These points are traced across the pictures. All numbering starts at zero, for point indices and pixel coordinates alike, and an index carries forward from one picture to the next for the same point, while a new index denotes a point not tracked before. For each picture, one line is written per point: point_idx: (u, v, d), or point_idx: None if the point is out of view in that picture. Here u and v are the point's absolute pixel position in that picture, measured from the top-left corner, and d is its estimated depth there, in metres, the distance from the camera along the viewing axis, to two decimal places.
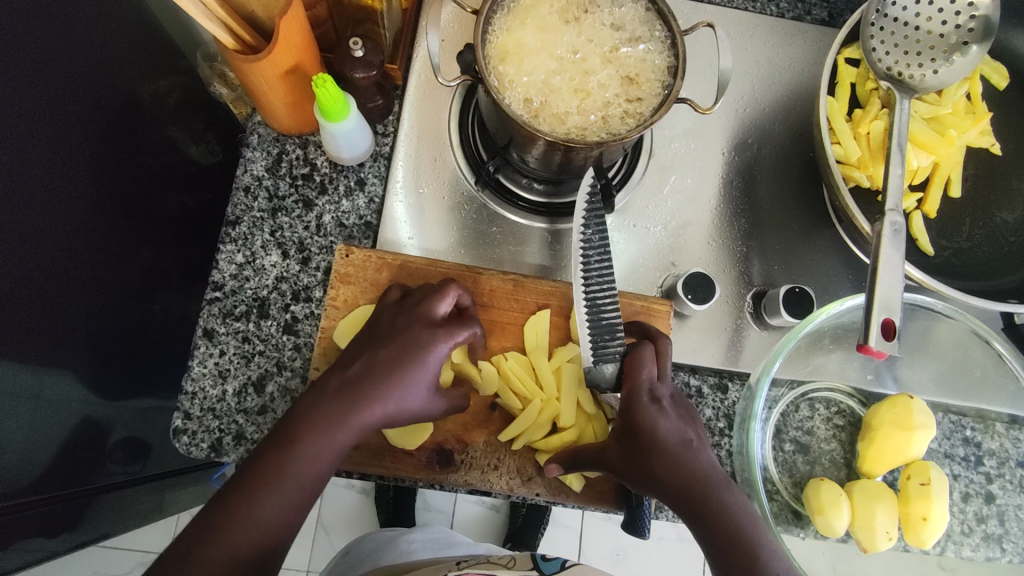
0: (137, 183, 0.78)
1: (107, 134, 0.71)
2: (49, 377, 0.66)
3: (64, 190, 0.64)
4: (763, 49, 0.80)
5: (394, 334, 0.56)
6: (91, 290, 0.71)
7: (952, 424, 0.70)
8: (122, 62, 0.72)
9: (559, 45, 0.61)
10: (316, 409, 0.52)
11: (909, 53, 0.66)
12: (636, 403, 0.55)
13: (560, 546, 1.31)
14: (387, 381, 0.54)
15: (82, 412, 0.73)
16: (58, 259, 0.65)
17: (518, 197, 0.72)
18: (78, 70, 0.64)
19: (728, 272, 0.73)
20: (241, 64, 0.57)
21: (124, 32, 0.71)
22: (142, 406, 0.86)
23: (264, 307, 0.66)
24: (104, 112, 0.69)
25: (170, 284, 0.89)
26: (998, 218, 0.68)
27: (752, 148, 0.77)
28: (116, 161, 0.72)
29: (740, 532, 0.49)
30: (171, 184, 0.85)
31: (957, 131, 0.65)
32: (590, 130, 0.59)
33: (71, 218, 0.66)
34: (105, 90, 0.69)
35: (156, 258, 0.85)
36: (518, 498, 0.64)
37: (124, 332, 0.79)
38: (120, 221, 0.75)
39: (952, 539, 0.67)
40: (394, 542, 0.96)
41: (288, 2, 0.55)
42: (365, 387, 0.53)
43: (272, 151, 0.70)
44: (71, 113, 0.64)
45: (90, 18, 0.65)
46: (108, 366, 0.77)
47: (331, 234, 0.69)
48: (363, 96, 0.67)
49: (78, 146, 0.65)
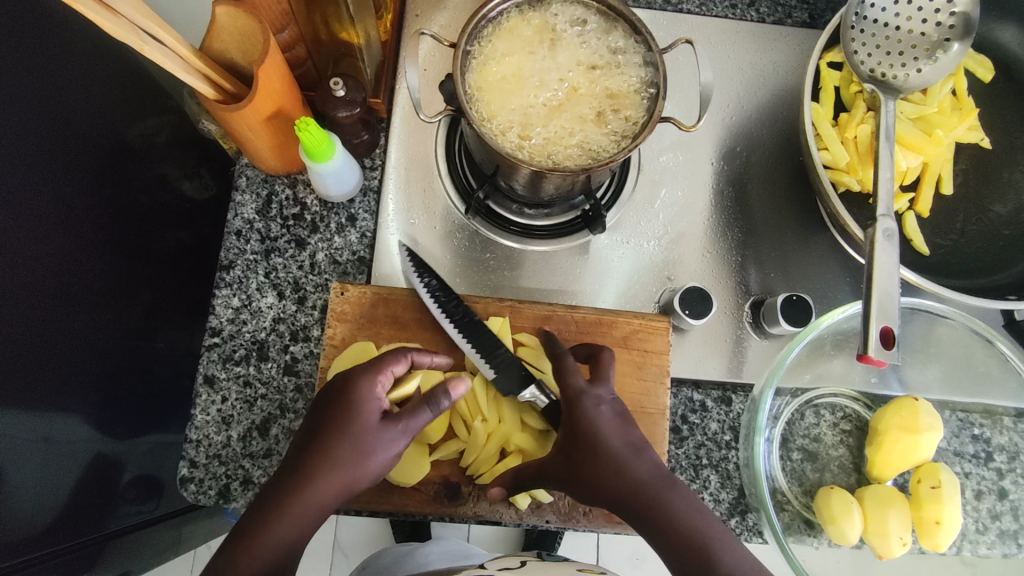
0: (131, 222, 0.77)
1: (99, 178, 0.71)
2: (57, 426, 0.66)
3: (59, 239, 0.65)
4: (745, 55, 0.80)
5: (343, 396, 0.54)
6: (94, 336, 0.71)
7: (959, 422, 0.69)
8: (107, 104, 0.71)
9: (538, 72, 0.61)
10: (272, 502, 0.49)
11: (891, 53, 0.66)
12: (579, 396, 0.55)
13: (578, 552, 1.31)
14: (348, 434, 0.52)
15: (97, 456, 0.74)
16: (56, 308, 0.65)
17: (510, 221, 0.72)
18: (62, 118, 0.64)
19: (725, 282, 0.73)
20: (222, 113, 0.57)
21: (108, 76, 0.72)
22: (152, 444, 0.86)
23: (263, 350, 0.66)
24: (94, 157, 0.70)
25: (171, 320, 0.89)
26: (992, 212, 0.68)
27: (741, 156, 0.77)
28: (110, 205, 0.73)
29: (691, 532, 0.48)
30: (166, 221, 0.85)
31: (944, 130, 0.65)
32: (578, 153, 0.59)
33: (66, 267, 0.66)
34: (94, 136, 0.69)
35: (157, 296, 0.84)
36: (528, 525, 0.64)
37: (129, 373, 0.79)
38: (117, 265, 0.75)
39: (966, 538, 0.66)
40: (411, 554, 0.95)
41: (265, 49, 0.55)
42: (313, 469, 0.51)
43: (261, 193, 0.70)
44: (61, 162, 0.64)
45: (69, 65, 0.65)
46: (114, 408, 0.76)
47: (325, 272, 0.69)
48: (349, 132, 0.67)
49: (68, 193, 0.65)
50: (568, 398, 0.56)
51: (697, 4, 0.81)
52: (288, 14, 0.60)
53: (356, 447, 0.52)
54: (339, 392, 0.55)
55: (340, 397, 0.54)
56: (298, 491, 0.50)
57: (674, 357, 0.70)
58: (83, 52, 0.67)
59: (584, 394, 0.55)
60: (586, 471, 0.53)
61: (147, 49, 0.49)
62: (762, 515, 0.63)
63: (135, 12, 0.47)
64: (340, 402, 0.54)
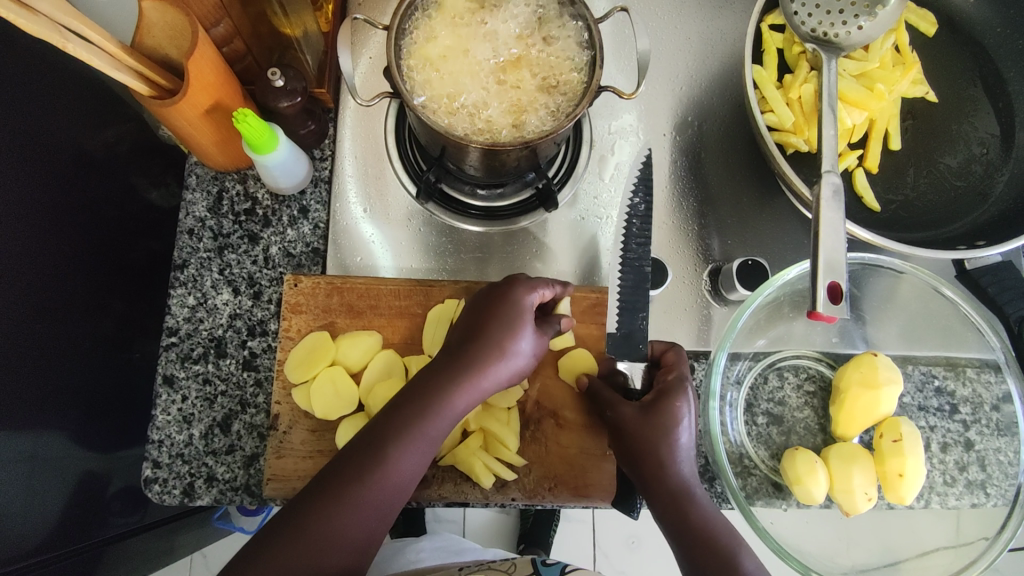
0: (103, 234, 0.76)
1: (64, 189, 0.69)
2: (36, 441, 0.66)
3: (28, 252, 0.64)
4: (693, 25, 0.80)
5: (461, 355, 0.55)
6: (70, 349, 0.70)
7: (922, 376, 0.69)
8: (68, 115, 0.69)
9: (473, 50, 0.60)
10: (358, 453, 0.52)
11: (831, 12, 0.65)
12: (675, 392, 0.57)
13: (574, 549, 1.30)
14: (433, 408, 0.54)
15: (79, 469, 0.73)
16: (29, 321, 0.64)
17: (468, 205, 0.72)
18: (23, 128, 0.63)
19: (685, 251, 0.73)
20: (159, 109, 0.56)
21: (66, 84, 0.69)
22: (140, 455, 0.85)
23: (221, 346, 0.66)
24: (59, 167, 0.68)
25: (151, 331, 0.86)
26: (942, 164, 0.68)
27: (694, 126, 0.77)
28: (79, 215, 0.71)
29: (712, 534, 0.53)
30: (139, 231, 0.82)
31: (887, 85, 0.65)
32: (524, 128, 0.59)
33: (38, 279, 0.65)
34: (58, 146, 0.68)
35: (137, 306, 0.83)
36: (496, 505, 0.64)
37: (111, 386, 0.77)
38: (91, 277, 0.73)
39: (935, 491, 0.67)
40: (401, 551, 0.88)
41: (195, 41, 0.54)
42: (404, 413, 0.54)
43: (212, 190, 0.70)
44: (24, 174, 0.63)
45: (25, 72, 0.63)
46: (97, 421, 0.75)
47: (279, 265, 0.69)
48: (293, 123, 0.67)
49: (33, 205, 0.64)
50: (659, 392, 0.57)
51: None
52: (221, 8, 0.59)
53: (440, 422, 0.54)
54: (450, 357, 0.56)
55: (447, 363, 0.56)
56: (367, 466, 0.51)
57: None
58: (40, 59, 0.66)
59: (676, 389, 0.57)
60: (631, 451, 0.56)
61: (70, 47, 0.48)
62: (724, 481, 0.63)
63: (53, 9, 0.47)
64: (432, 375, 0.55)
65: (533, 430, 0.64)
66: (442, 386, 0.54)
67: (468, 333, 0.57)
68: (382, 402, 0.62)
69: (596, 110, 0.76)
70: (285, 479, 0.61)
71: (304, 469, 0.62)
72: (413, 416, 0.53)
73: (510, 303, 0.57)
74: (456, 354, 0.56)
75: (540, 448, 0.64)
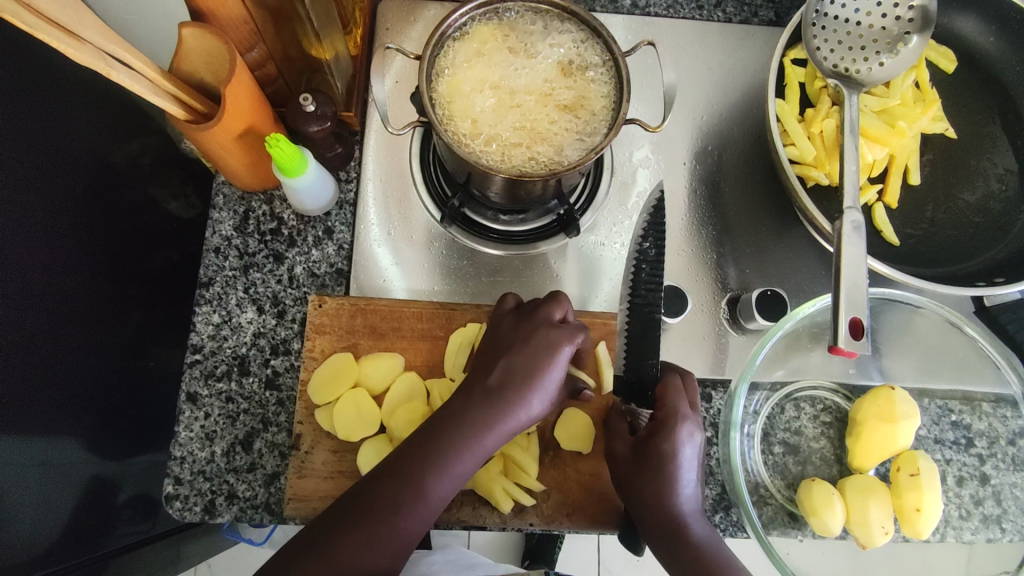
0: (124, 245, 0.77)
1: (87, 200, 0.70)
2: (51, 450, 0.66)
3: (49, 262, 0.65)
4: (714, 55, 0.81)
5: (500, 392, 0.55)
6: (87, 358, 0.71)
7: (939, 409, 0.69)
8: (94, 129, 0.71)
9: (501, 79, 0.62)
10: (389, 481, 0.52)
11: (854, 48, 0.67)
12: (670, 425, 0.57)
13: (578, 566, 1.30)
14: (468, 443, 0.53)
15: (91, 477, 0.74)
16: (48, 331, 0.65)
17: (489, 228, 0.73)
18: (49, 140, 0.64)
19: (703, 278, 0.73)
20: (194, 133, 0.57)
21: (92, 97, 0.70)
22: (152, 463, 0.85)
23: (244, 365, 0.67)
24: (82, 179, 0.69)
25: (168, 341, 0.87)
26: (960, 200, 0.69)
27: (713, 155, 0.78)
28: (101, 226, 0.72)
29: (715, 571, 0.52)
30: (158, 241, 0.83)
31: (907, 121, 0.66)
32: (567, 153, 0.60)
33: (58, 289, 0.66)
34: (82, 158, 0.69)
35: (153, 315, 0.83)
36: (513, 530, 0.64)
37: (126, 396, 0.78)
38: (109, 287, 0.74)
39: (950, 524, 0.67)
40: (413, 564, 0.86)
41: (232, 69, 0.55)
42: (438, 445, 0.53)
43: (238, 210, 0.71)
44: (49, 185, 0.64)
45: (52, 86, 0.64)
46: (110, 429, 0.76)
47: (304, 285, 0.70)
48: (321, 146, 0.69)
49: (57, 216, 0.65)
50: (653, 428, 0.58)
51: (664, 7, 0.82)
52: (256, 34, 0.60)
53: (472, 458, 0.54)
54: (489, 393, 0.55)
55: (484, 398, 0.55)
56: (403, 499, 0.52)
57: None
58: (68, 73, 0.67)
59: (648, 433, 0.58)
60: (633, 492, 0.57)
61: (115, 75, 0.49)
62: (742, 511, 0.63)
63: (99, 37, 0.48)
64: (468, 409, 0.55)
65: (551, 455, 0.65)
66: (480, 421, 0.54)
67: (509, 369, 0.56)
68: (404, 424, 0.62)
69: (617, 138, 0.77)
70: (306, 499, 0.62)
71: (324, 489, 0.62)
72: (447, 448, 0.53)
73: (547, 346, 0.57)
74: (496, 389, 0.55)
75: (559, 473, 0.64)
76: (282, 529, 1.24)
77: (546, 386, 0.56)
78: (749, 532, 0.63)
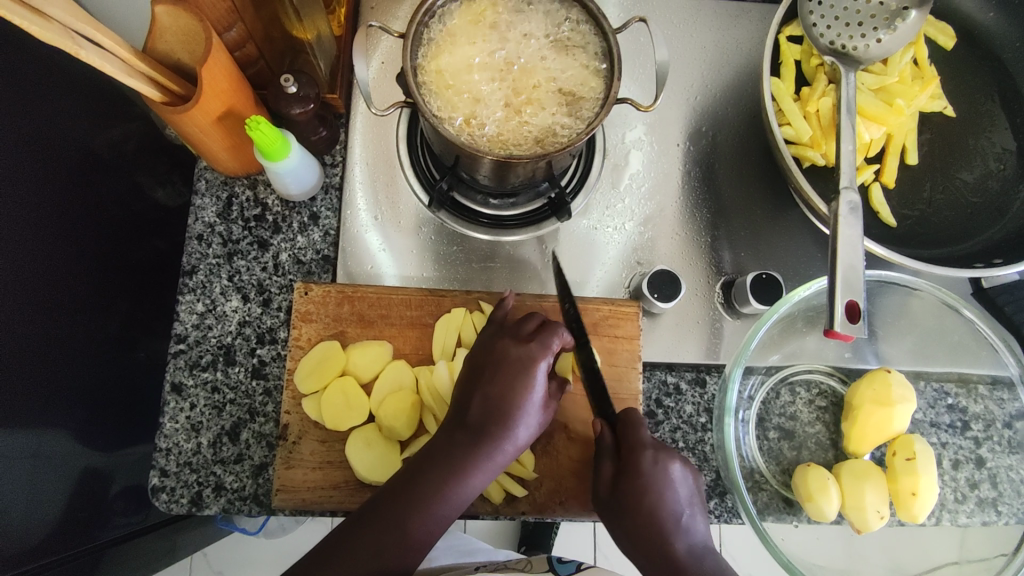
0: (109, 234, 0.75)
1: (69, 188, 0.68)
2: (40, 444, 0.65)
3: (32, 252, 0.63)
4: (707, 34, 0.79)
5: (482, 425, 0.55)
6: (74, 350, 0.69)
7: (935, 393, 0.69)
8: (73, 115, 0.68)
9: (486, 58, 0.60)
10: (378, 514, 0.52)
11: (850, 24, 0.65)
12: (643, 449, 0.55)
13: (575, 552, 1.30)
14: (454, 483, 0.53)
15: (82, 471, 0.72)
16: (33, 323, 0.63)
17: (479, 214, 0.71)
18: (27, 126, 0.62)
19: (698, 263, 0.72)
20: (171, 116, 0.55)
21: (69, 80, 0.68)
22: (143, 454, 0.84)
23: (230, 354, 0.65)
24: (64, 167, 0.67)
25: (156, 331, 0.85)
26: (958, 180, 0.68)
27: (708, 136, 0.76)
28: (84, 214, 0.70)
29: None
30: (144, 230, 0.81)
31: (906, 100, 0.65)
32: (556, 134, 0.59)
33: (42, 280, 0.64)
34: (62, 145, 0.67)
35: (141, 305, 0.81)
36: (505, 518, 0.63)
37: (116, 387, 0.76)
38: (95, 277, 0.72)
39: (946, 508, 0.66)
40: None
41: (208, 48, 0.53)
42: (424, 477, 0.53)
43: (221, 196, 0.69)
44: (29, 172, 0.62)
45: (28, 69, 0.62)
46: (100, 421, 0.74)
47: (289, 272, 0.68)
48: (304, 129, 0.67)
49: (38, 204, 0.63)
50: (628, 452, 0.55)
51: None
52: (234, 13, 0.58)
53: (461, 491, 0.54)
54: (472, 428, 0.55)
55: (468, 436, 0.55)
56: (389, 541, 0.51)
57: (645, 343, 0.69)
58: (44, 55, 0.64)
59: (653, 448, 0.55)
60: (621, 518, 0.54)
61: (83, 53, 0.47)
62: (736, 497, 0.62)
63: (67, 16, 0.46)
64: (451, 445, 0.55)
65: (543, 442, 0.64)
66: (466, 460, 0.54)
67: (489, 403, 0.55)
68: (393, 413, 0.61)
69: (610, 119, 0.75)
70: (294, 490, 0.61)
71: (313, 480, 0.61)
72: (434, 482, 0.53)
73: (523, 374, 0.56)
74: (479, 425, 0.55)
75: (551, 460, 0.63)
76: (278, 519, 1.23)
77: (527, 413, 0.56)
78: (743, 518, 0.62)
